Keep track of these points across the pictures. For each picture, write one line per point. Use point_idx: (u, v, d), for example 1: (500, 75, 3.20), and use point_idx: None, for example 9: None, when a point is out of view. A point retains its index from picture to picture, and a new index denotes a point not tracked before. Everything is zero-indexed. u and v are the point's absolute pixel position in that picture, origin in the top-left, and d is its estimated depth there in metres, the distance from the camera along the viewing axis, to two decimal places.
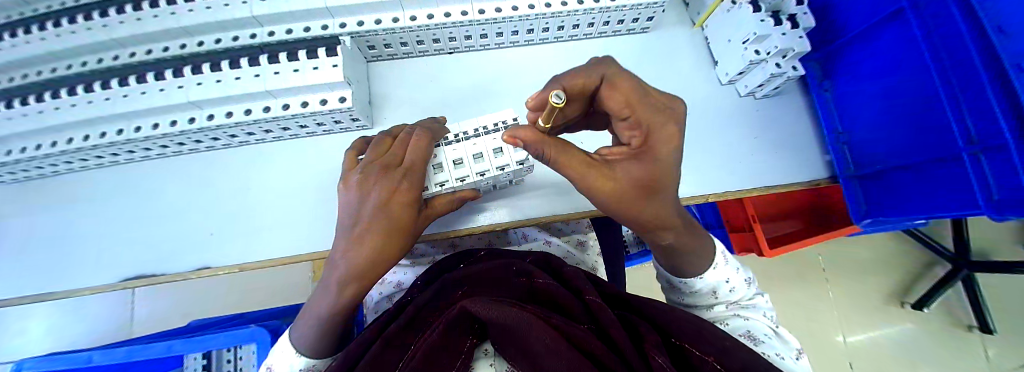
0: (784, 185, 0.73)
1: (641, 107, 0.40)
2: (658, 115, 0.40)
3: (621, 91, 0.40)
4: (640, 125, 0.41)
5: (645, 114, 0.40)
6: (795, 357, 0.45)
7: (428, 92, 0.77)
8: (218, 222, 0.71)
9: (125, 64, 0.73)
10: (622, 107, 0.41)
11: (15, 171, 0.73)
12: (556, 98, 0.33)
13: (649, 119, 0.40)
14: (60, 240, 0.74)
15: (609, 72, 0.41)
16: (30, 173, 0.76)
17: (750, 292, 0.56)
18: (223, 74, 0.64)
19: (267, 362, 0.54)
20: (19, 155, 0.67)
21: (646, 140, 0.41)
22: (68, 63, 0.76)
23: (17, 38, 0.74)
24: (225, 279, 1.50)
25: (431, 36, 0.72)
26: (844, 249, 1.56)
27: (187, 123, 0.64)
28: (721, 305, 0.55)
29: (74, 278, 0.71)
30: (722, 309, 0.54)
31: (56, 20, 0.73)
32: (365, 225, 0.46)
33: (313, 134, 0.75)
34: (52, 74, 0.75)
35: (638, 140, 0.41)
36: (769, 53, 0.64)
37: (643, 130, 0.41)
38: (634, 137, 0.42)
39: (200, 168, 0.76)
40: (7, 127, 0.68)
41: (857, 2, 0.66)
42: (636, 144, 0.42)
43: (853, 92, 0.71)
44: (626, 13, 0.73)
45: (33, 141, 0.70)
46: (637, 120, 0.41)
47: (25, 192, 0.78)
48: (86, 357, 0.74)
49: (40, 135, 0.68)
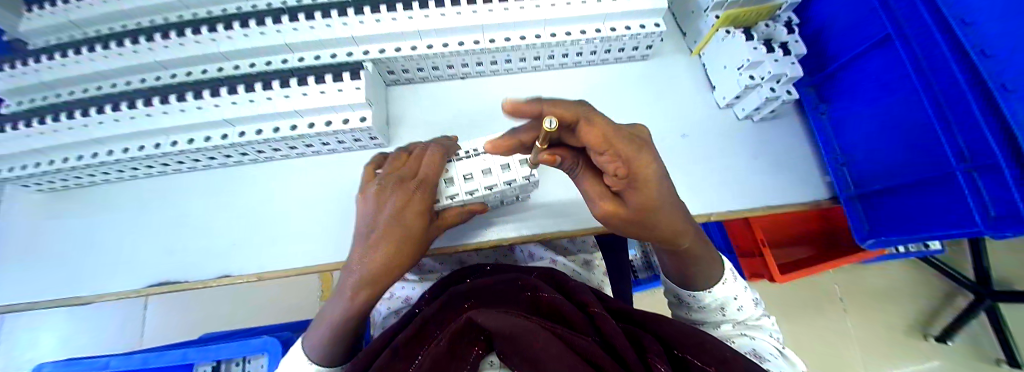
0: (787, 205, 0.74)
1: (617, 139, 0.37)
2: (631, 144, 0.37)
3: (596, 126, 0.36)
4: (618, 158, 0.37)
5: (622, 145, 0.37)
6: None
7: (441, 113, 0.83)
8: (240, 232, 0.75)
9: (165, 84, 0.80)
10: (598, 143, 0.37)
11: (54, 179, 0.78)
12: (548, 124, 0.34)
13: (628, 150, 0.37)
14: (90, 246, 0.78)
15: (578, 112, 0.38)
16: (69, 182, 0.82)
17: (758, 314, 0.56)
18: (256, 94, 0.69)
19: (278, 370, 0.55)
20: (65, 165, 0.73)
21: (629, 171, 0.37)
22: (115, 83, 0.84)
23: (69, 58, 0.81)
24: (235, 291, 1.52)
25: (445, 63, 0.78)
26: (858, 276, 1.52)
27: (220, 139, 0.69)
28: (728, 324, 0.55)
29: (99, 283, 0.75)
30: (730, 328, 0.54)
31: (107, 43, 0.81)
32: (381, 232, 0.48)
33: (333, 151, 0.80)
34: (98, 91, 0.83)
35: (621, 171, 0.38)
36: (763, 77, 0.68)
37: (622, 161, 0.37)
38: (617, 168, 0.38)
39: (226, 180, 0.80)
40: (56, 138, 0.74)
41: (851, 29, 0.69)
42: (621, 176, 0.38)
43: (849, 113, 0.73)
44: (626, 42, 0.78)
45: (76, 151, 0.76)
46: (616, 155, 0.37)
47: (64, 200, 0.83)
48: (104, 362, 0.78)
49: (83, 147, 0.74)
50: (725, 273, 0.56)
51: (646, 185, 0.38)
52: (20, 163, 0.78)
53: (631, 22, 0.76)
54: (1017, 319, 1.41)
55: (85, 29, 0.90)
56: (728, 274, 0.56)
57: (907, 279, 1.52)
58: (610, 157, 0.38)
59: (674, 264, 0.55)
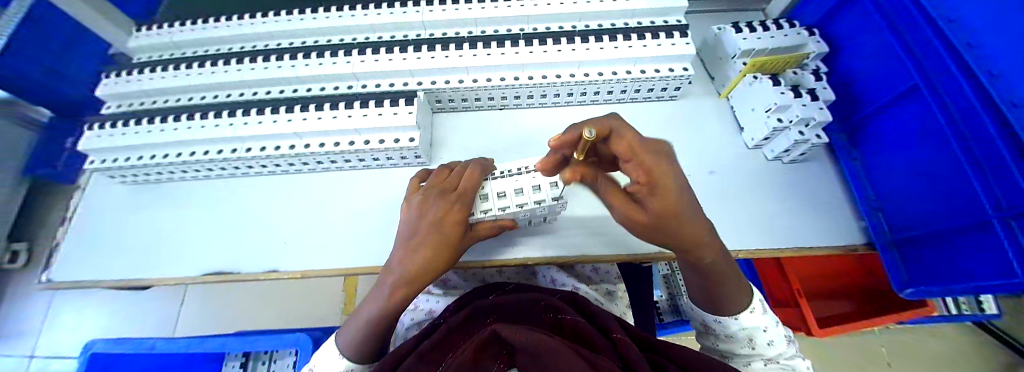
0: (824, 249, 0.71)
1: (643, 150, 0.43)
2: (655, 156, 0.43)
3: (625, 138, 0.45)
4: (642, 167, 0.43)
5: (647, 156, 0.43)
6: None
7: (479, 138, 0.91)
8: (292, 232, 0.83)
9: (246, 99, 0.93)
10: (626, 151, 0.45)
11: (149, 172, 0.92)
12: (586, 132, 0.44)
13: (652, 161, 0.42)
14: (166, 234, 0.89)
15: (614, 126, 0.47)
16: (159, 176, 0.95)
17: (793, 353, 0.53)
18: (326, 113, 0.81)
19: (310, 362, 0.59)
20: (158, 161, 0.85)
21: (649, 178, 0.42)
22: (203, 95, 0.97)
23: (173, 73, 0.96)
24: (264, 290, 1.61)
25: (487, 95, 0.87)
26: (924, 345, 1.33)
27: (290, 149, 0.80)
28: (759, 360, 0.52)
29: (168, 267, 0.84)
30: (760, 365, 0.51)
31: (207, 64, 0.96)
32: (421, 237, 0.53)
33: (381, 166, 0.89)
34: (190, 101, 0.96)
35: (643, 177, 0.43)
36: (791, 121, 0.70)
37: (644, 168, 0.42)
38: (639, 175, 0.44)
39: (286, 185, 0.91)
40: (154, 138, 0.87)
41: (885, 78, 0.70)
42: (642, 182, 0.43)
43: (885, 159, 0.71)
44: (655, 84, 0.84)
45: (166, 150, 0.88)
46: (640, 163, 0.43)
47: (153, 192, 0.97)
48: (151, 344, 0.85)
49: (176, 147, 0.87)
50: (755, 302, 0.53)
51: (666, 191, 0.41)
52: (113, 155, 0.90)
53: (660, 65, 0.83)
54: None
55: (183, 49, 1.05)
56: (759, 304, 0.53)
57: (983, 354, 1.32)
58: (636, 164, 0.44)
59: (702, 289, 0.54)
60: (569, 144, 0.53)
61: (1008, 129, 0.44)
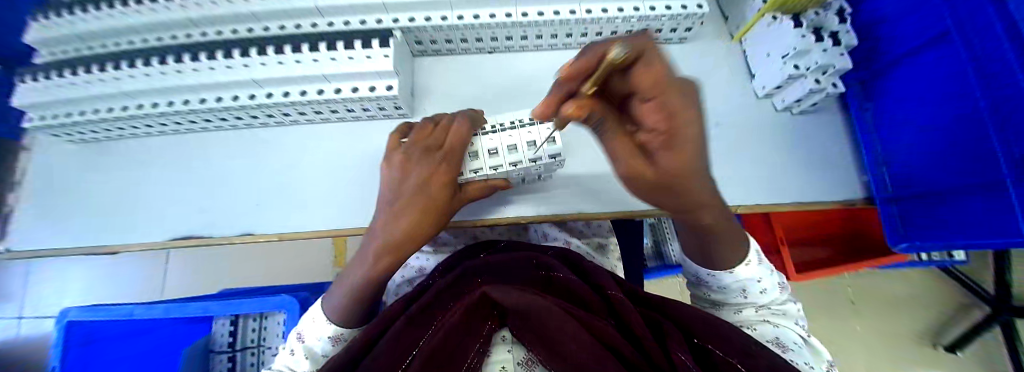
0: (819, 203, 0.71)
1: (672, 88, 0.30)
2: (684, 98, 0.30)
3: (655, 65, 0.30)
4: (663, 110, 0.30)
5: (673, 96, 0.30)
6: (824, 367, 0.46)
7: (467, 87, 0.81)
8: (265, 193, 0.76)
9: (186, 42, 0.78)
10: (649, 85, 0.30)
11: (88, 131, 0.79)
12: (619, 48, 0.28)
13: (677, 103, 0.30)
14: (123, 197, 0.81)
15: (635, 46, 0.30)
16: (103, 135, 0.84)
17: (783, 298, 0.56)
18: (285, 57, 0.68)
19: (301, 324, 0.58)
20: (93, 117, 0.73)
21: (670, 127, 0.31)
22: (134, 39, 0.81)
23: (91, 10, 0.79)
24: (250, 252, 1.58)
25: (475, 35, 0.76)
26: (878, 284, 1.48)
27: (248, 99, 0.69)
28: (750, 308, 0.55)
29: (133, 234, 0.78)
30: (751, 312, 0.55)
31: None
32: (404, 201, 0.48)
33: (358, 118, 0.80)
34: (120, 47, 0.81)
35: (660, 126, 0.31)
36: (808, 68, 0.64)
37: (666, 114, 0.30)
38: (657, 122, 0.31)
39: (250, 142, 0.81)
40: (85, 91, 0.74)
41: (907, 20, 0.63)
42: (659, 132, 0.32)
43: (902, 112, 0.67)
44: (665, 23, 0.74)
45: (103, 105, 0.75)
46: (663, 105, 0.30)
47: (98, 152, 0.86)
48: (130, 309, 0.81)
49: (111, 100, 0.74)
50: (751, 255, 0.53)
51: (684, 149, 0.32)
52: (49, 112, 0.78)
53: (673, 1, 0.72)
54: None
55: None
56: (754, 257, 0.53)
57: (926, 289, 1.48)
58: (656, 106, 0.31)
59: (692, 240, 0.52)
60: (585, 73, 0.35)
61: None
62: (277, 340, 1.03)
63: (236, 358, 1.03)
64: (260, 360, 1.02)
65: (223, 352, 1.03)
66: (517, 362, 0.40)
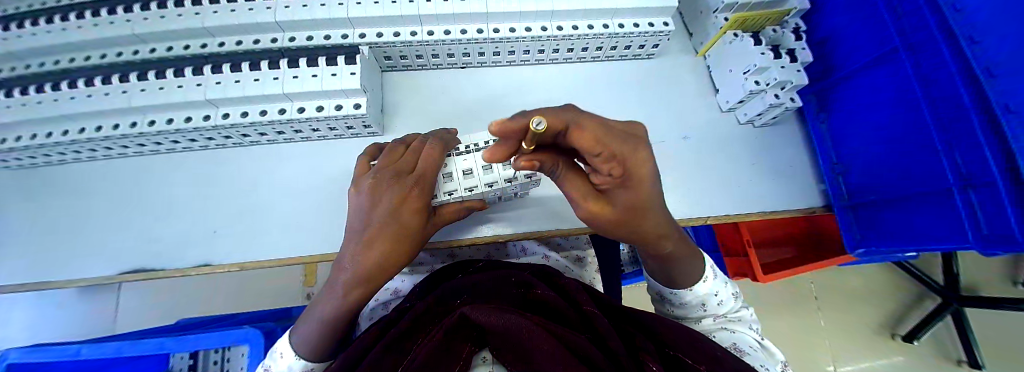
0: (784, 212, 0.75)
1: (610, 140, 0.33)
2: (627, 144, 0.35)
3: (589, 127, 0.32)
4: (615, 160, 0.35)
5: (617, 146, 0.34)
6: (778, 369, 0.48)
7: (439, 104, 0.80)
8: (224, 220, 0.71)
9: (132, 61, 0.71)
10: (592, 145, 0.33)
11: (2, 159, 0.69)
12: (536, 124, 0.29)
13: (621, 150, 0.34)
14: (39, 231, 0.70)
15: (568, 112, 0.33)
16: (20, 163, 0.73)
17: (737, 306, 0.58)
18: (243, 75, 0.64)
19: (266, 361, 0.53)
20: (12, 145, 0.64)
21: (625, 170, 0.36)
22: (71, 57, 0.74)
23: (24, 29, 0.73)
24: (215, 279, 1.47)
25: (446, 51, 0.75)
26: (837, 279, 1.58)
27: (202, 120, 0.64)
28: (709, 318, 0.57)
29: (54, 273, 0.67)
30: (711, 322, 0.56)
31: (69, 15, 0.72)
32: (376, 229, 0.46)
33: (325, 137, 0.77)
34: (56, 66, 0.73)
35: (616, 170, 0.36)
36: (768, 83, 0.68)
37: (617, 162, 0.35)
38: (613, 168, 0.36)
39: (206, 165, 0.75)
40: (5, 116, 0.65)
41: (857, 40, 0.70)
42: (616, 175, 0.37)
43: (847, 126, 0.75)
44: (633, 40, 0.77)
45: (29, 131, 0.67)
46: (613, 155, 0.34)
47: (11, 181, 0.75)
48: (75, 350, 0.72)
49: (36, 123, 0.66)
50: (706, 271, 0.56)
51: (639, 184, 0.38)
52: None
53: (639, 20, 0.75)
54: (987, 322, 1.46)
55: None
56: (709, 273, 0.56)
57: (881, 281, 1.59)
58: (606, 158, 0.35)
59: (658, 266, 0.55)
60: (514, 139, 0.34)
61: (987, 102, 0.48)
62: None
63: None
64: None
65: None
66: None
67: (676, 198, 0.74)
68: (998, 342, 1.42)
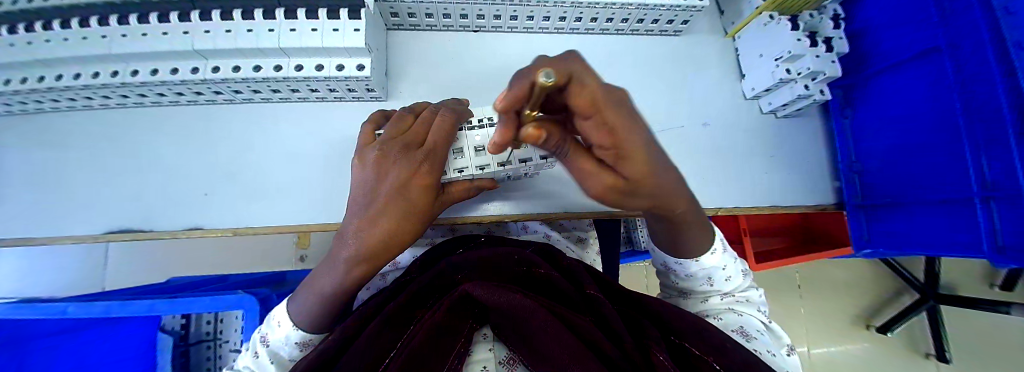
0: (794, 207, 0.74)
1: (607, 103, 0.26)
2: (622, 111, 0.27)
3: (589, 86, 0.24)
4: (604, 128, 0.27)
5: (612, 112, 0.26)
6: (783, 353, 0.48)
7: (450, 70, 0.74)
8: (215, 182, 0.67)
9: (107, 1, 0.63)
10: (584, 107, 0.26)
11: None
12: (544, 75, 0.19)
13: (618, 119, 0.27)
14: (16, 184, 0.65)
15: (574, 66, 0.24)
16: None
17: (745, 285, 0.60)
18: (234, 24, 0.58)
19: (262, 330, 0.52)
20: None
21: (615, 143, 0.28)
22: None
23: None
24: (208, 241, 1.45)
25: (459, 11, 0.68)
26: (822, 271, 1.64)
27: (190, 73, 0.58)
28: (716, 296, 0.57)
29: (35, 231, 0.63)
30: (718, 300, 0.56)
31: None
32: (382, 204, 0.43)
33: (324, 99, 0.71)
34: None
35: (605, 141, 0.29)
36: (799, 73, 0.65)
37: (608, 130, 0.27)
38: (602, 140, 0.29)
39: (197, 123, 0.70)
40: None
41: (898, 30, 0.66)
42: (608, 147, 0.29)
43: (872, 121, 0.72)
44: (663, 13, 0.71)
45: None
46: (603, 122, 0.27)
47: None
48: (63, 308, 0.69)
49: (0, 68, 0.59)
50: (715, 243, 0.54)
51: (639, 161, 0.30)
52: None
53: None
54: (958, 320, 1.53)
55: None
56: (718, 245, 0.55)
57: (864, 276, 1.65)
58: (597, 123, 0.27)
59: (668, 237, 0.52)
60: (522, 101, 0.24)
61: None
62: (238, 333, 0.98)
63: (188, 353, 0.94)
64: (216, 354, 0.96)
65: None
66: (498, 361, 0.37)
67: (689, 185, 0.72)
68: (965, 339, 1.50)
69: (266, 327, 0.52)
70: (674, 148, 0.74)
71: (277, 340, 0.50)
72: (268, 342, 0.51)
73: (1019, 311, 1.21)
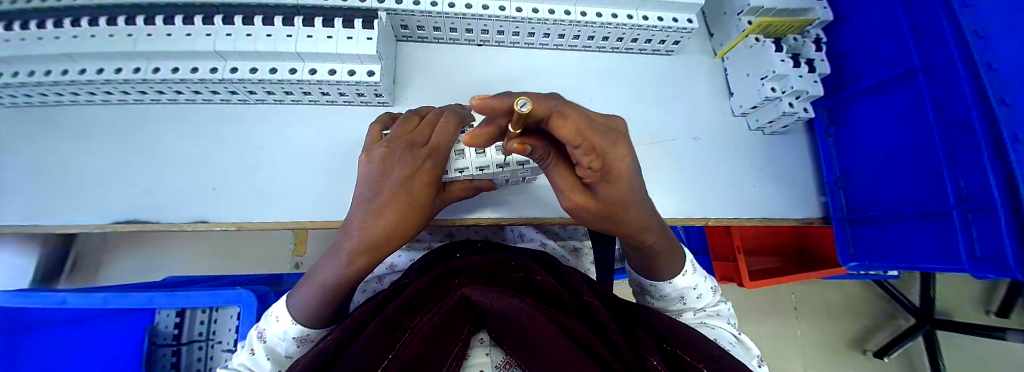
0: (783, 220, 0.76)
1: (592, 131, 0.28)
2: (608, 137, 0.29)
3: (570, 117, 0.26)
4: (594, 153, 0.29)
5: (598, 140, 0.28)
6: (753, 363, 0.51)
7: (454, 80, 0.78)
8: (223, 177, 0.69)
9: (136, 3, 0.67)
10: (572, 138, 0.28)
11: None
12: (521, 105, 0.24)
13: (604, 145, 0.29)
14: (29, 172, 0.67)
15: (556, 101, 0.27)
16: (10, 100, 0.69)
17: (715, 300, 0.63)
18: (255, 29, 0.61)
19: (261, 325, 0.53)
20: (4, 81, 0.61)
21: (604, 165, 0.31)
22: None
23: None
24: (205, 239, 1.45)
25: (465, 26, 0.72)
26: (816, 291, 1.64)
27: (209, 73, 0.61)
28: (689, 312, 0.60)
29: (42, 219, 0.65)
30: (691, 316, 0.59)
31: None
32: (385, 198, 0.45)
33: (333, 102, 0.74)
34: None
35: (595, 165, 0.32)
36: (784, 91, 0.68)
37: (597, 157, 0.30)
38: (592, 162, 0.31)
39: (211, 120, 0.73)
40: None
41: (879, 55, 0.70)
42: (596, 170, 0.33)
43: (854, 140, 0.75)
44: (656, 33, 0.75)
45: (22, 67, 0.64)
46: (592, 149, 0.29)
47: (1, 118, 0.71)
48: (61, 297, 0.70)
49: (29, 61, 0.62)
50: (686, 265, 0.59)
51: (621, 178, 0.34)
52: None
53: (664, 13, 0.74)
54: (955, 346, 1.52)
55: None
56: (689, 266, 0.60)
57: (858, 298, 1.65)
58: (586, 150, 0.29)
59: (640, 260, 0.57)
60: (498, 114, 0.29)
61: (996, 130, 0.49)
62: (231, 334, 0.96)
63: (180, 353, 0.94)
64: (206, 355, 0.95)
65: (167, 345, 0.94)
66: (494, 365, 0.38)
67: (680, 197, 0.75)
68: (966, 368, 1.48)
69: (265, 322, 0.53)
70: (666, 160, 0.77)
71: (275, 336, 0.51)
72: (265, 338, 0.51)
73: (1014, 337, 1.21)
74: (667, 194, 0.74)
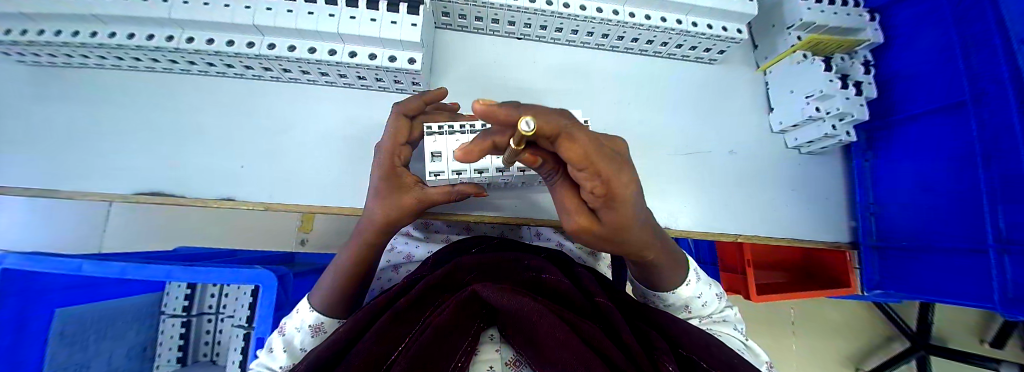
0: (809, 241, 0.76)
1: (599, 156, 0.24)
2: (614, 161, 0.26)
3: (580, 140, 0.23)
4: (597, 177, 0.26)
5: (603, 165, 0.25)
6: None
7: (490, 74, 0.76)
8: (252, 156, 0.67)
9: None
10: (578, 160, 0.24)
11: (17, 52, 0.63)
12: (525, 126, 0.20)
13: (608, 170, 0.25)
14: (54, 136, 0.65)
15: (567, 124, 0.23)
16: (30, 59, 0.66)
17: (722, 306, 0.60)
18: (295, 5, 0.58)
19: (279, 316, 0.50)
20: (28, 39, 0.57)
21: (608, 192, 0.27)
22: None
23: None
24: (210, 212, 1.43)
25: (507, 18, 0.70)
26: (817, 311, 1.66)
27: (245, 47, 0.59)
28: (695, 318, 0.58)
29: (66, 185, 0.63)
30: (697, 323, 0.57)
31: None
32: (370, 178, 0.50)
33: (368, 87, 0.72)
34: None
35: (598, 190, 0.28)
36: (828, 112, 0.67)
37: (601, 181, 0.26)
38: (594, 187, 0.27)
39: (239, 96, 0.71)
40: None
41: (933, 82, 0.68)
42: (598, 195, 0.29)
43: (894, 167, 0.75)
44: (703, 41, 0.73)
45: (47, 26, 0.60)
46: (593, 173, 0.25)
47: (22, 76, 0.68)
48: (77, 265, 0.66)
49: (56, 20, 0.58)
50: (690, 274, 0.55)
51: (626, 204, 0.31)
52: None
53: (715, 21, 0.71)
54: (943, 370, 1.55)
55: None
56: (693, 276, 0.55)
57: (857, 319, 1.67)
58: (589, 173, 0.25)
59: (648, 275, 0.52)
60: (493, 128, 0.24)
61: None
62: (245, 310, 0.96)
63: (191, 324, 0.96)
64: (216, 328, 0.97)
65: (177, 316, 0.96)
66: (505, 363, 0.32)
67: (707, 210, 0.75)
68: None
69: (284, 318, 0.49)
70: (696, 172, 0.76)
71: (294, 325, 0.47)
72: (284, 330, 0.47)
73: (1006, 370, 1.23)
74: (693, 205, 0.75)
